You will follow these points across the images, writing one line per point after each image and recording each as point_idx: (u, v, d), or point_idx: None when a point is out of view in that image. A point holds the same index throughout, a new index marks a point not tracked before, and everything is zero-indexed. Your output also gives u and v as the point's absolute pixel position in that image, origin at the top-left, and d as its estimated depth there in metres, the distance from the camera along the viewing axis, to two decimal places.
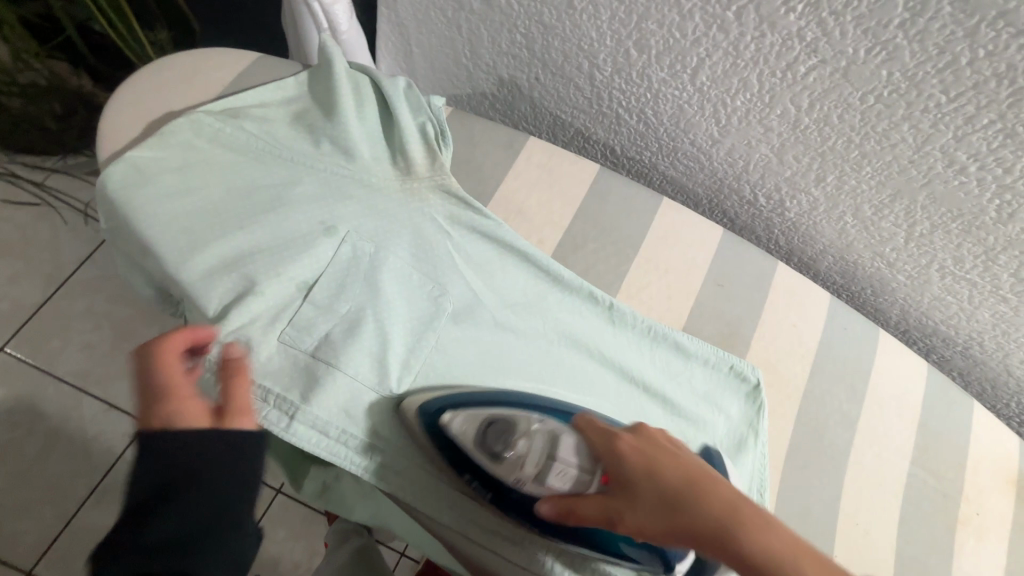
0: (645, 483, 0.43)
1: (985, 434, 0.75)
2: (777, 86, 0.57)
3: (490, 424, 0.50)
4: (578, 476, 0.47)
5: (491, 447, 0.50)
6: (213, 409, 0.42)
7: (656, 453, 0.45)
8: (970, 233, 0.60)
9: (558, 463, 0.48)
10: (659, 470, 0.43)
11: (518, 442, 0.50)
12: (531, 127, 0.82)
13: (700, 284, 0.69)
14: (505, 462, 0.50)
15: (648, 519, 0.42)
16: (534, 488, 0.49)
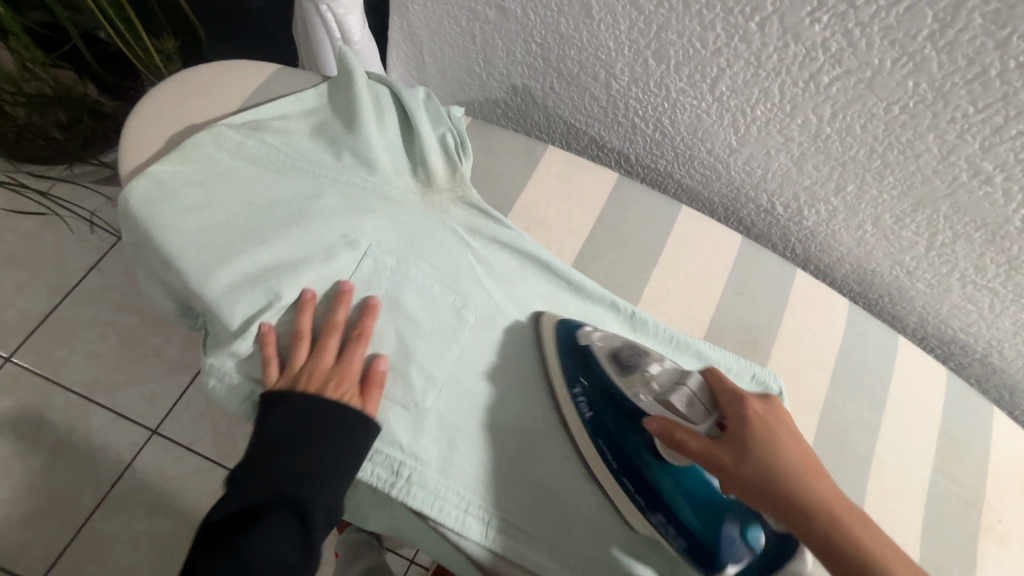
0: (766, 447, 0.46)
1: (1006, 441, 0.75)
2: (799, 96, 0.56)
3: (623, 346, 0.55)
4: (700, 415, 0.49)
5: (622, 363, 0.53)
6: (328, 371, 0.50)
7: (779, 426, 0.48)
8: (993, 242, 0.60)
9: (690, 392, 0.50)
10: (781, 443, 0.47)
11: (654, 368, 0.53)
12: (545, 135, 0.81)
13: (720, 292, 0.67)
14: (632, 376, 0.53)
15: (757, 474, 0.45)
16: (648, 403, 0.51)
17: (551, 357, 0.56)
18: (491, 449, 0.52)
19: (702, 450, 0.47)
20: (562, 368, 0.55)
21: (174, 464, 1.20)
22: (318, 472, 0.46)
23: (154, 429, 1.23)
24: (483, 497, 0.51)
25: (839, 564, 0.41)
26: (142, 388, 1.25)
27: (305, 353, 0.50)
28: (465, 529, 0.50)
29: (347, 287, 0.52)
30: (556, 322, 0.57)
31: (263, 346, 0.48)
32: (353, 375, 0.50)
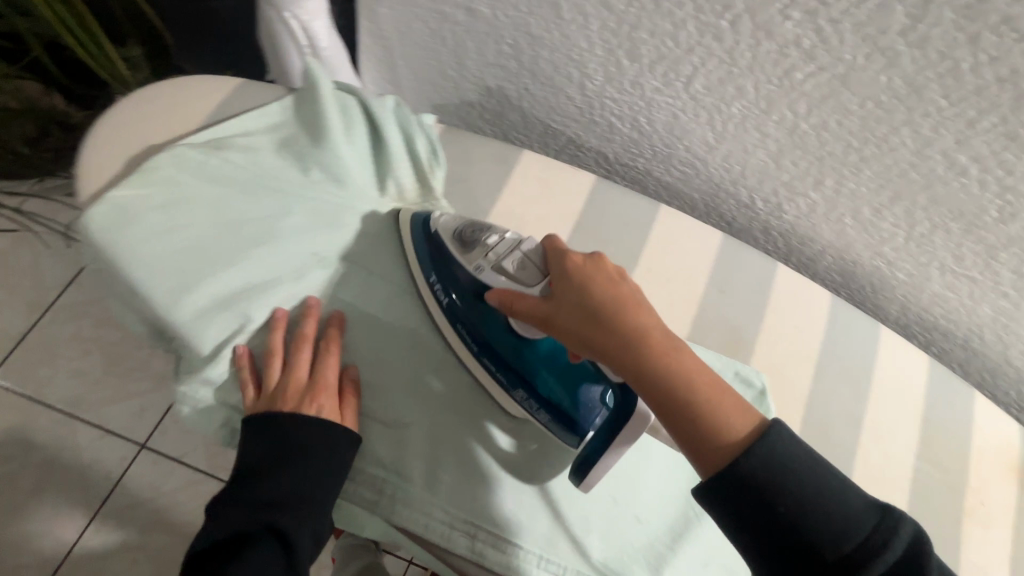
0: (585, 296, 0.46)
1: (988, 424, 0.76)
2: (774, 93, 0.55)
3: (465, 226, 0.53)
4: (533, 281, 0.50)
5: (465, 242, 0.53)
6: (304, 387, 0.49)
7: (601, 275, 0.47)
8: (971, 232, 0.60)
9: (516, 262, 0.51)
10: (599, 290, 0.46)
11: (489, 243, 0.52)
12: (522, 136, 0.80)
13: (702, 291, 0.67)
14: (471, 254, 0.52)
15: (577, 324, 0.46)
16: (489, 276, 0.51)
17: (411, 257, 0.55)
18: (477, 455, 0.52)
19: (530, 312, 0.48)
20: (422, 262, 0.54)
21: (166, 477, 1.18)
22: (319, 493, 0.46)
23: (143, 444, 1.21)
24: (467, 510, 0.50)
25: (660, 397, 0.43)
26: (128, 403, 1.24)
27: (278, 370, 0.49)
28: (452, 544, 0.50)
29: (313, 302, 0.51)
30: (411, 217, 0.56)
31: (241, 368, 0.48)
32: (329, 390, 0.49)
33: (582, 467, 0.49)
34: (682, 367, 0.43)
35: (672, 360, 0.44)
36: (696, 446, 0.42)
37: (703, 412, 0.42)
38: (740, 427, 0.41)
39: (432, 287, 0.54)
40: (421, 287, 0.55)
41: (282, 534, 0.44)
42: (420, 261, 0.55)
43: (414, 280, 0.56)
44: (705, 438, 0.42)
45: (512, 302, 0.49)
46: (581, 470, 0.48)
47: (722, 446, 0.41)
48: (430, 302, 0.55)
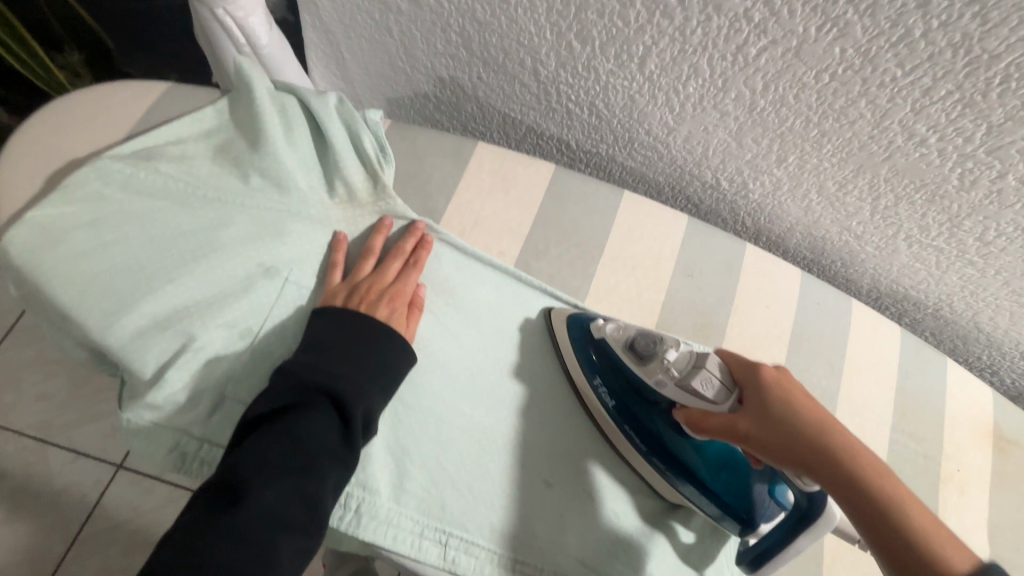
0: (783, 406, 0.44)
1: (961, 391, 0.76)
2: (729, 69, 0.54)
3: (638, 335, 0.53)
4: (718, 393, 0.47)
5: (640, 354, 0.52)
6: (379, 283, 0.52)
7: (797, 392, 0.46)
8: (933, 202, 0.59)
9: (702, 379, 0.48)
10: (802, 404, 0.44)
11: (669, 358, 0.50)
12: (481, 127, 0.77)
13: (669, 277, 0.66)
14: (649, 367, 0.52)
15: (775, 436, 0.43)
16: (669, 388, 0.50)
17: (573, 365, 0.56)
18: (534, 487, 0.51)
19: (725, 424, 0.46)
20: (582, 363, 0.55)
21: (146, 497, 1.15)
22: (322, 445, 0.42)
23: (119, 464, 1.17)
24: (439, 518, 0.49)
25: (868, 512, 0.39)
26: (100, 425, 1.20)
27: (369, 267, 0.53)
28: (424, 555, 0.48)
29: (342, 236, 0.53)
30: (567, 319, 0.57)
31: (333, 251, 0.52)
32: (406, 290, 0.52)
33: (760, 561, 0.48)
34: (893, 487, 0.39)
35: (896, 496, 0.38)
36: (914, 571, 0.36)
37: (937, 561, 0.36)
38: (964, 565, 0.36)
39: (597, 390, 0.55)
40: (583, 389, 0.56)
41: (278, 485, 0.40)
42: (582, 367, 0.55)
43: (571, 377, 0.56)
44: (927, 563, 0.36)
45: (702, 417, 0.48)
46: (760, 563, 0.48)
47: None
48: (591, 399, 0.55)
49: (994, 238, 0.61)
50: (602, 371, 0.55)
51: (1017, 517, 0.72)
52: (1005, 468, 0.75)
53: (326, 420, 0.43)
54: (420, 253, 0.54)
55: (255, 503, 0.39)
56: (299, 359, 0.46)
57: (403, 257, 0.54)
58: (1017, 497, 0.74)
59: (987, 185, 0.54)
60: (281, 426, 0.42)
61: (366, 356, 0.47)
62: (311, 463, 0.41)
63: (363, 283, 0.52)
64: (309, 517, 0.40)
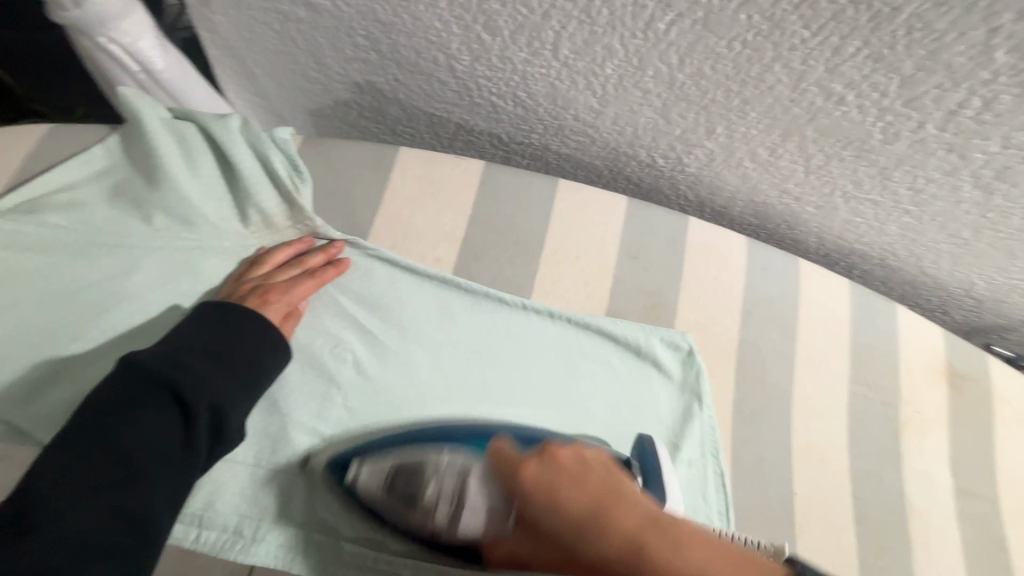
0: (560, 518, 0.40)
1: (914, 336, 0.78)
2: (642, 47, 0.52)
3: (393, 469, 0.48)
4: (484, 519, 0.46)
5: (404, 493, 0.48)
6: (270, 289, 0.50)
7: (564, 483, 0.41)
8: (862, 157, 0.59)
9: (472, 513, 0.46)
10: (568, 499, 0.40)
11: (437, 490, 0.48)
12: (408, 129, 0.75)
13: (614, 264, 0.65)
14: (417, 512, 0.47)
15: (542, 549, 0.42)
16: (458, 527, 0.46)
17: (354, 516, 0.48)
18: None
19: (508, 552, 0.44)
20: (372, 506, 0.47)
21: None
22: (155, 454, 0.41)
23: None
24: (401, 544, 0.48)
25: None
26: None
27: (269, 271, 0.51)
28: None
29: (258, 253, 0.52)
30: (325, 465, 0.48)
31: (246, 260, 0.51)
32: (295, 301, 0.50)
33: None
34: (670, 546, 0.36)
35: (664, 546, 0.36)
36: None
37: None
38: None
39: (393, 531, 0.48)
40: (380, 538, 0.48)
41: (90, 507, 0.39)
42: (369, 519, 0.48)
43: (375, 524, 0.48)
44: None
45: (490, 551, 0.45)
46: None
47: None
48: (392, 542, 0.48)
49: (924, 186, 0.61)
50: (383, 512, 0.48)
51: (972, 448, 0.76)
52: (960, 401, 0.78)
53: (163, 427, 0.42)
54: (325, 270, 0.53)
55: (59, 528, 0.37)
56: (149, 353, 0.44)
57: (301, 266, 0.52)
58: (971, 429, 0.77)
59: (909, 135, 0.54)
60: (103, 440, 0.41)
61: (223, 359, 0.45)
62: (137, 481, 0.40)
63: (251, 285, 0.50)
64: (133, 537, 0.39)
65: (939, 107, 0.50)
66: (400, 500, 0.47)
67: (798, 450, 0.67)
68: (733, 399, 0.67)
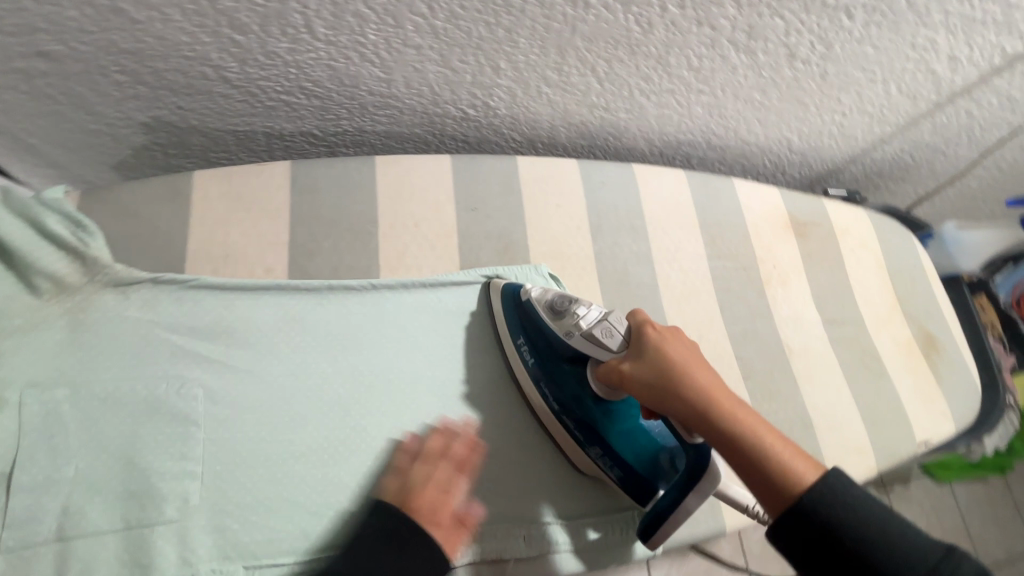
0: (666, 356, 0.51)
1: (754, 201, 0.86)
2: (388, 3, 0.53)
3: (557, 297, 0.59)
4: (618, 344, 0.54)
5: (557, 312, 0.58)
6: (425, 492, 0.49)
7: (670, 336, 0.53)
8: (637, 53, 0.64)
9: (603, 334, 0.55)
10: (672, 349, 0.51)
11: (577, 309, 0.56)
12: (218, 154, 0.72)
13: (455, 220, 0.66)
14: (564, 321, 0.57)
15: (645, 370, 0.51)
16: (575, 339, 0.56)
17: (501, 320, 0.61)
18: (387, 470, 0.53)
19: (611, 369, 0.53)
20: (509, 325, 0.61)
21: None
22: None
23: None
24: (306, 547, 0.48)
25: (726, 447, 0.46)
26: None
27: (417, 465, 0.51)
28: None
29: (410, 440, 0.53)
30: (501, 290, 0.62)
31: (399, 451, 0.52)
32: (451, 504, 0.50)
33: (650, 525, 0.52)
34: (732, 407, 0.47)
35: (737, 414, 0.47)
36: (771, 497, 0.43)
37: (755, 440, 0.45)
38: (809, 470, 0.44)
39: (519, 349, 0.60)
40: (510, 348, 0.60)
41: None
42: (511, 322, 0.61)
43: (502, 343, 0.61)
44: (774, 489, 0.43)
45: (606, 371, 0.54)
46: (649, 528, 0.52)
47: (789, 493, 0.43)
48: (513, 356, 0.60)
49: (700, 64, 0.67)
50: (522, 328, 0.60)
51: (823, 280, 0.86)
52: (806, 244, 0.88)
53: None
54: (453, 447, 0.52)
55: None
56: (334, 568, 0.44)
57: (439, 463, 0.51)
58: (819, 264, 0.87)
59: (660, 20, 0.60)
60: None
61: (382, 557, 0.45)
62: None
63: (405, 496, 0.49)
64: None
65: None
66: (550, 312, 0.58)
67: (676, 331, 0.73)
68: (604, 307, 0.71)
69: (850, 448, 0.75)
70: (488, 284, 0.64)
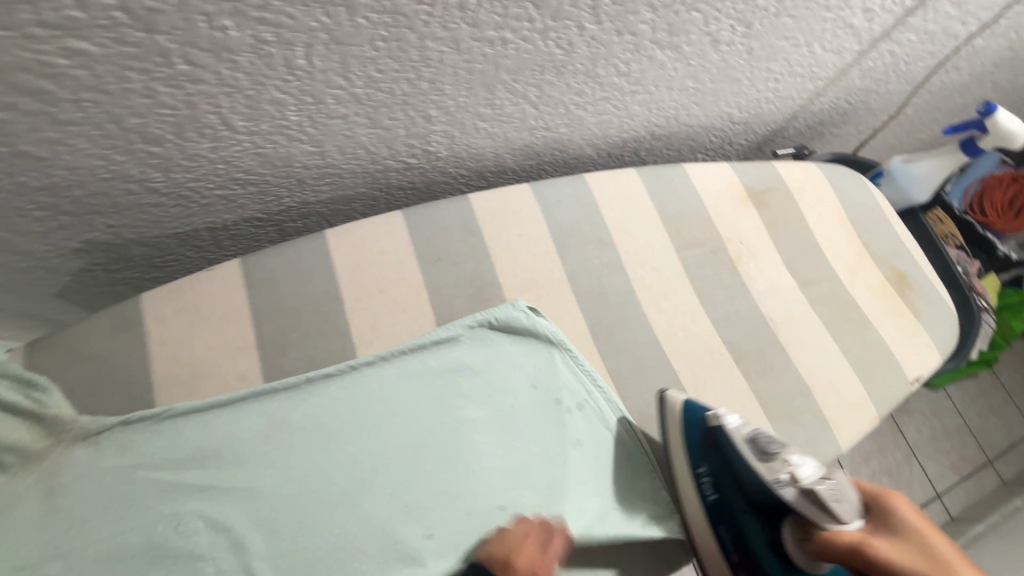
0: (922, 537, 0.52)
1: (709, 181, 0.87)
2: (303, 84, 0.51)
3: (770, 441, 0.61)
4: (854, 514, 0.56)
5: (766, 453, 0.60)
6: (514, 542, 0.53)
7: (923, 523, 0.54)
8: (564, 72, 0.63)
9: (827, 491, 0.56)
10: (925, 531, 0.53)
11: (789, 457, 0.60)
12: (163, 258, 0.69)
13: (421, 275, 0.65)
14: (771, 465, 0.60)
15: (896, 546, 0.52)
16: (785, 488, 0.57)
17: (680, 448, 0.65)
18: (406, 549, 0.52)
19: (846, 537, 0.54)
20: (689, 454, 0.65)
21: None
22: None
23: None
24: None
25: None
26: None
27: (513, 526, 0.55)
28: None
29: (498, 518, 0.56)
30: (681, 407, 0.66)
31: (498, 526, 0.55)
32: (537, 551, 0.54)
33: None
34: None
35: None
36: None
37: None
38: None
39: (700, 480, 0.64)
40: (689, 479, 0.65)
41: None
42: (692, 451, 0.65)
43: (681, 467, 0.66)
44: None
45: (833, 536, 0.55)
46: None
47: None
48: (690, 487, 0.65)
49: (628, 68, 0.67)
50: (704, 457, 0.64)
51: (790, 243, 0.88)
52: (767, 211, 0.89)
53: None
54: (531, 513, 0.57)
55: None
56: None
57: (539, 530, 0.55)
58: (783, 228, 0.89)
59: (581, 38, 0.59)
60: None
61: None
62: None
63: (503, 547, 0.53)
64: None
65: (581, 7, 0.54)
66: (755, 456, 0.61)
67: (661, 332, 0.73)
68: (588, 325, 0.71)
69: (850, 404, 0.77)
70: (662, 393, 0.68)
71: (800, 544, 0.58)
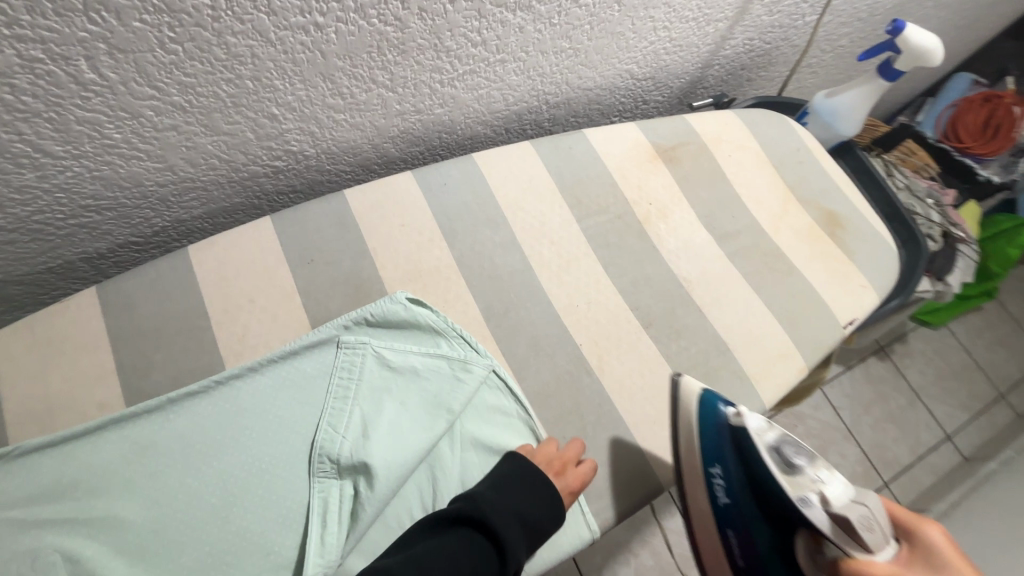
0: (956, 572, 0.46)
1: (613, 143, 0.83)
2: (108, 99, 0.49)
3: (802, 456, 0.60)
4: (884, 545, 0.51)
5: (789, 464, 0.60)
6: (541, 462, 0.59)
7: (954, 552, 0.48)
8: (408, 50, 0.60)
9: (858, 516, 0.52)
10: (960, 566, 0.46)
11: (817, 474, 0.59)
12: (48, 296, 0.68)
13: (293, 279, 0.64)
14: (796, 479, 0.59)
15: None
16: (815, 509, 0.55)
17: (696, 447, 0.66)
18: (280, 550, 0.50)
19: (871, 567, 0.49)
20: (705, 454, 0.65)
21: None
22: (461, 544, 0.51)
23: None
24: None
25: None
26: None
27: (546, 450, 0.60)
28: None
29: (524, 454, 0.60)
30: (698, 402, 0.65)
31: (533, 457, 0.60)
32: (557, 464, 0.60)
33: None
34: None
35: None
36: None
37: None
38: None
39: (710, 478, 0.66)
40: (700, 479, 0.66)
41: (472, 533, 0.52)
42: (706, 450, 0.65)
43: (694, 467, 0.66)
44: None
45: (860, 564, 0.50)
46: None
47: None
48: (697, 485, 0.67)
49: (481, 36, 0.63)
50: (719, 458, 0.65)
51: (706, 197, 0.84)
52: (678, 166, 0.85)
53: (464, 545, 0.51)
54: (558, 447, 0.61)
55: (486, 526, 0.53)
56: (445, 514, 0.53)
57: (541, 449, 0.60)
58: (698, 182, 0.85)
59: (409, 11, 0.55)
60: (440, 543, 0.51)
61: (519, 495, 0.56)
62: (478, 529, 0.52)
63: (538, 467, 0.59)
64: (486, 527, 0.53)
65: None
66: (779, 466, 0.60)
67: (562, 307, 0.70)
68: (482, 308, 0.68)
69: (771, 355, 0.74)
70: (678, 380, 0.68)
71: (814, 559, 0.57)
